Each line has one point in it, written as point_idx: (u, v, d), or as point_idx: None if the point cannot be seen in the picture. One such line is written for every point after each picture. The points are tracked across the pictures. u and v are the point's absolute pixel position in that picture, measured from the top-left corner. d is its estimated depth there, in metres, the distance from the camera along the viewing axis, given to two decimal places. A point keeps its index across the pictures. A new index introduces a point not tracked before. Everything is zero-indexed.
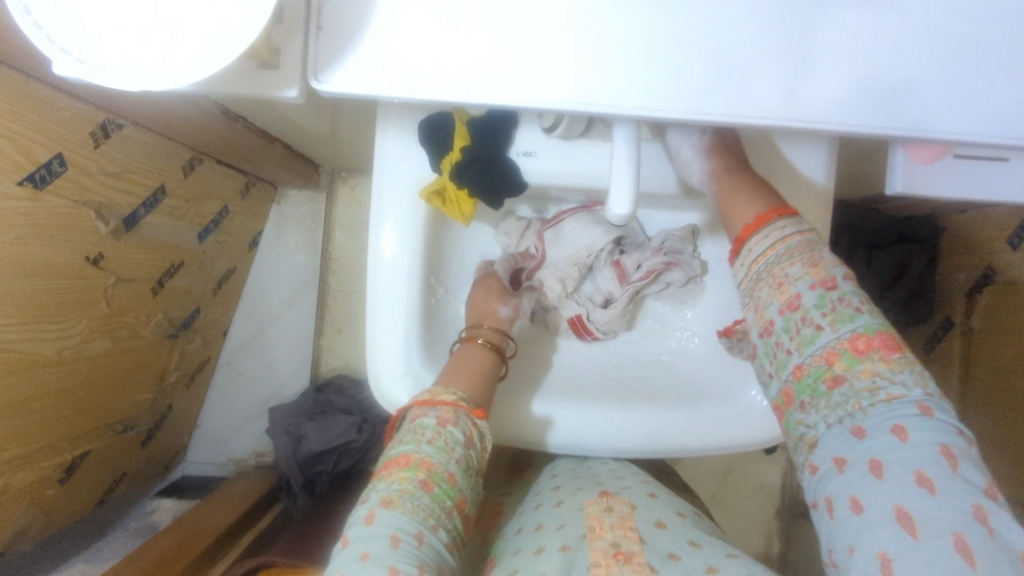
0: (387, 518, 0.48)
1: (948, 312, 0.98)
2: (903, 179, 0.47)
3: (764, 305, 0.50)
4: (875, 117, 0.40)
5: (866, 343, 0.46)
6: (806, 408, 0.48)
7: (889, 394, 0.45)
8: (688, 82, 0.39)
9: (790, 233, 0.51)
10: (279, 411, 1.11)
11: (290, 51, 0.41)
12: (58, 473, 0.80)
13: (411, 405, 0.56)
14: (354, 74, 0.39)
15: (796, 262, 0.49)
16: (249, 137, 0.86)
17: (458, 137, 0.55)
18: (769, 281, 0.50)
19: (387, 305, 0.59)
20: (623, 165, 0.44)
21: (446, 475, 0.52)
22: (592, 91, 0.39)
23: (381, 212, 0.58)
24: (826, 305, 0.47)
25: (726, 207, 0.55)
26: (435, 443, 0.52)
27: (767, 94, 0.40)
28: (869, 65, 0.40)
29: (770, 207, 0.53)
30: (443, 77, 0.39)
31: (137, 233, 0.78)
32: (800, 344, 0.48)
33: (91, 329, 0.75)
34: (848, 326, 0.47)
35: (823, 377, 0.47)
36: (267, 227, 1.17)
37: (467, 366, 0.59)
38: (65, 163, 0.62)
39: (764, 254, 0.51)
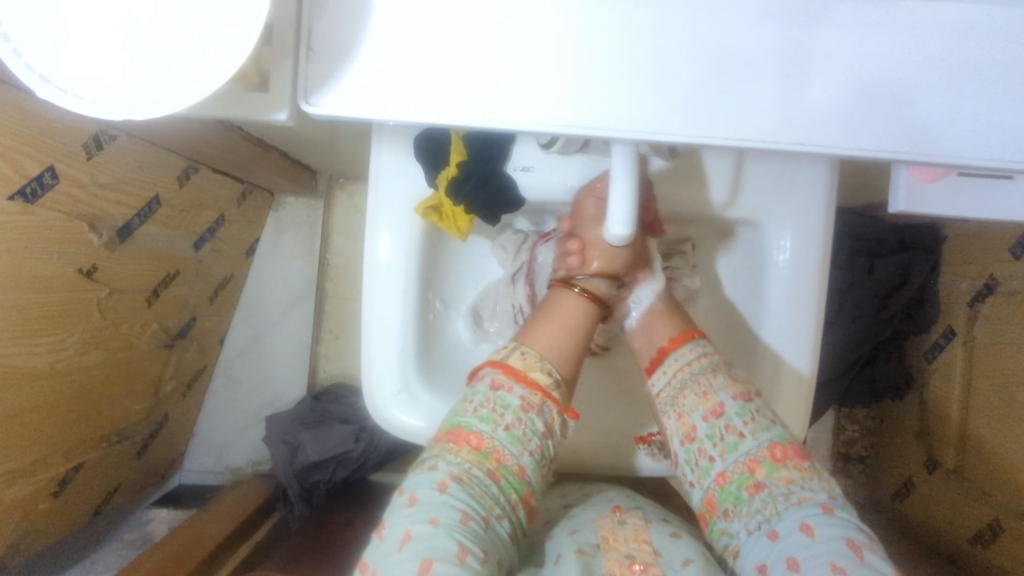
0: (457, 493, 0.49)
1: (950, 321, 0.97)
2: (906, 198, 0.47)
3: (688, 412, 0.55)
4: (879, 139, 0.39)
5: (781, 453, 0.52)
6: (729, 515, 0.52)
7: (800, 497, 0.49)
8: (684, 101, 0.38)
9: (707, 352, 0.57)
10: (275, 421, 1.10)
11: (279, 74, 0.40)
12: (53, 485, 0.79)
13: (498, 368, 0.55)
14: (346, 94, 0.38)
15: (718, 374, 0.56)
16: (243, 144, 0.85)
17: (454, 151, 0.54)
18: (695, 389, 0.56)
19: (382, 322, 0.58)
20: (622, 184, 0.43)
21: (515, 468, 0.52)
22: (586, 113, 0.38)
23: (377, 226, 0.58)
24: (747, 414, 0.53)
25: (646, 328, 0.61)
26: (512, 431, 0.52)
27: (766, 113, 0.39)
28: (869, 84, 0.39)
29: (682, 329, 0.59)
30: (440, 97, 0.38)
31: (132, 243, 0.78)
32: (724, 450, 0.53)
33: (85, 341, 0.75)
34: (766, 435, 0.53)
35: (745, 484, 0.52)
36: (265, 234, 1.16)
37: (560, 328, 0.57)
38: (57, 176, 0.61)
39: (688, 365, 0.56)
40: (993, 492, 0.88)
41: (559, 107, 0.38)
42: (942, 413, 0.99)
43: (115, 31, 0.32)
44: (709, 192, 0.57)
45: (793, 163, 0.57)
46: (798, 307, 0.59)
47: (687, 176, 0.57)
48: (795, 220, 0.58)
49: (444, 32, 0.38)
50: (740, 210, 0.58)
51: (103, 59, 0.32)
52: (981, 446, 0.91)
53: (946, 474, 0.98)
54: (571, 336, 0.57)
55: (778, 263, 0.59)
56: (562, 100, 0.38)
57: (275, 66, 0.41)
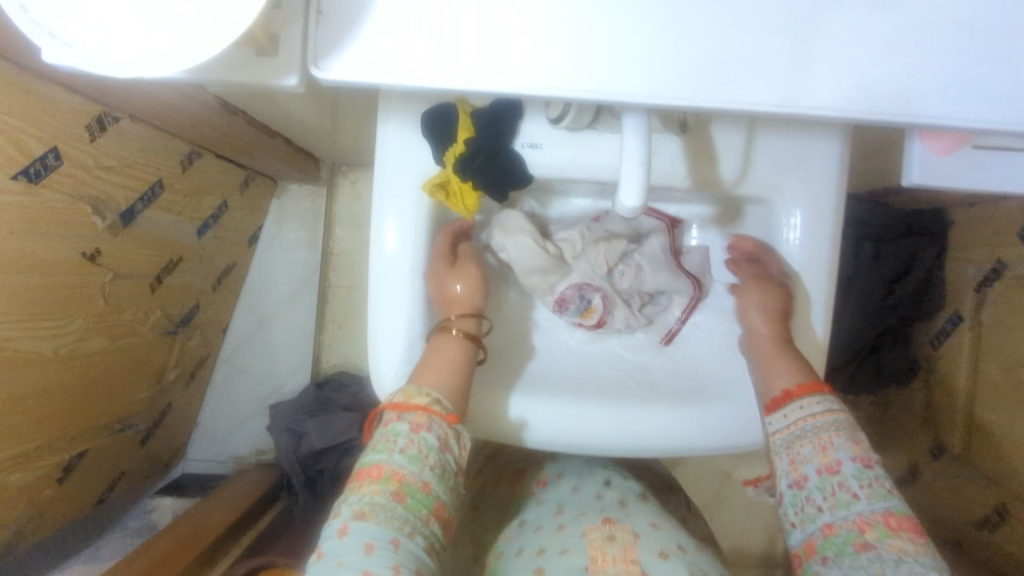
0: (360, 527, 0.49)
1: (958, 307, 0.97)
2: (921, 170, 0.46)
3: (803, 461, 0.56)
4: (893, 101, 0.39)
5: (896, 521, 0.51)
6: (829, 563, 0.52)
7: (911, 568, 0.49)
8: (690, 68, 0.38)
9: (834, 408, 0.57)
10: (278, 410, 1.10)
11: (290, 37, 0.40)
12: (57, 472, 0.79)
13: (385, 409, 0.56)
14: (360, 57, 0.38)
15: (841, 433, 0.55)
16: (248, 129, 0.85)
17: (461, 128, 0.53)
18: (814, 441, 0.56)
19: (388, 302, 0.58)
20: (634, 155, 0.43)
21: (419, 484, 0.53)
22: (594, 78, 0.38)
23: (384, 201, 0.57)
24: (864, 478, 0.53)
25: (763, 370, 0.59)
26: (407, 452, 0.53)
27: (777, 84, 0.38)
28: (878, 53, 0.39)
29: (807, 379, 0.58)
30: (454, 64, 0.38)
31: (135, 228, 0.77)
32: (833, 505, 0.54)
33: (88, 326, 0.74)
34: (882, 503, 0.52)
35: (852, 540, 0.52)
36: (268, 222, 1.16)
37: (435, 355, 0.57)
38: (60, 157, 0.61)
39: (812, 417, 0.56)
40: (1000, 478, 0.88)
41: (565, 69, 0.37)
42: (948, 399, 0.98)
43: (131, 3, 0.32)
44: (720, 170, 0.57)
45: (804, 139, 0.57)
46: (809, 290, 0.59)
47: (698, 155, 0.56)
48: (808, 197, 0.58)
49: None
50: (750, 188, 0.58)
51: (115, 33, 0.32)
52: (986, 431, 0.91)
53: (951, 460, 0.98)
54: (456, 361, 0.58)
55: (789, 241, 0.59)
56: (570, 63, 0.37)
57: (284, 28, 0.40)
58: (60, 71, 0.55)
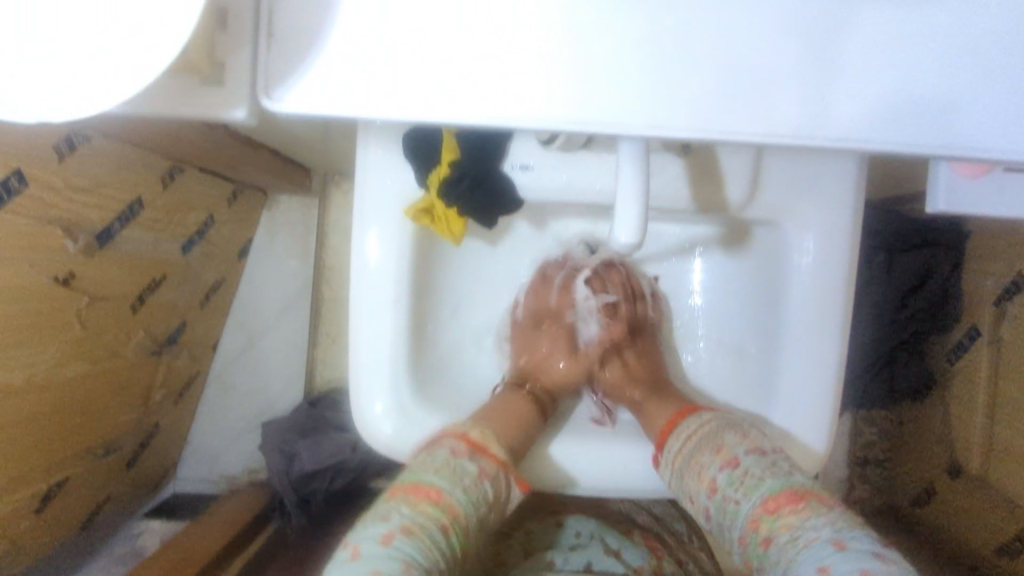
0: (402, 545, 0.47)
1: (975, 319, 0.92)
2: (946, 196, 0.43)
3: (695, 495, 0.56)
4: (912, 128, 0.39)
5: (774, 504, 0.51)
6: (762, 571, 0.51)
7: (806, 540, 0.48)
8: (700, 98, 0.39)
9: (700, 428, 0.57)
10: (270, 427, 1.07)
11: (238, 63, 0.40)
12: (34, 502, 0.76)
13: (455, 437, 0.55)
14: (315, 82, 0.38)
15: (705, 450, 0.56)
16: (232, 143, 0.81)
17: (445, 148, 0.50)
18: (692, 473, 0.56)
19: (370, 333, 0.55)
20: (630, 186, 0.40)
21: (466, 527, 0.51)
22: (568, 108, 0.38)
23: (364, 227, 0.53)
24: (735, 482, 0.53)
25: (645, 418, 0.62)
26: (470, 493, 0.52)
27: (789, 111, 0.39)
28: (898, 77, 0.39)
29: (675, 413, 0.59)
30: (439, 88, 0.38)
31: (113, 249, 0.74)
32: (729, 520, 0.54)
33: (63, 353, 0.71)
34: (758, 493, 0.52)
35: (757, 540, 0.51)
36: (258, 235, 1.12)
37: (509, 413, 0.59)
38: (25, 179, 0.58)
39: (682, 451, 0.56)
40: None
41: (570, 101, 0.38)
42: (966, 419, 0.93)
43: (83, 39, 0.33)
44: (726, 192, 0.53)
45: (816, 161, 0.54)
46: (819, 320, 0.55)
47: (701, 180, 0.53)
48: (818, 219, 0.54)
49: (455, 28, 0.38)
50: (758, 211, 0.54)
51: (80, 74, 0.33)
52: (1006, 453, 0.86)
53: (970, 483, 0.93)
54: (515, 415, 0.59)
55: (800, 266, 0.55)
56: (574, 93, 0.38)
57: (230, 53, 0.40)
58: None
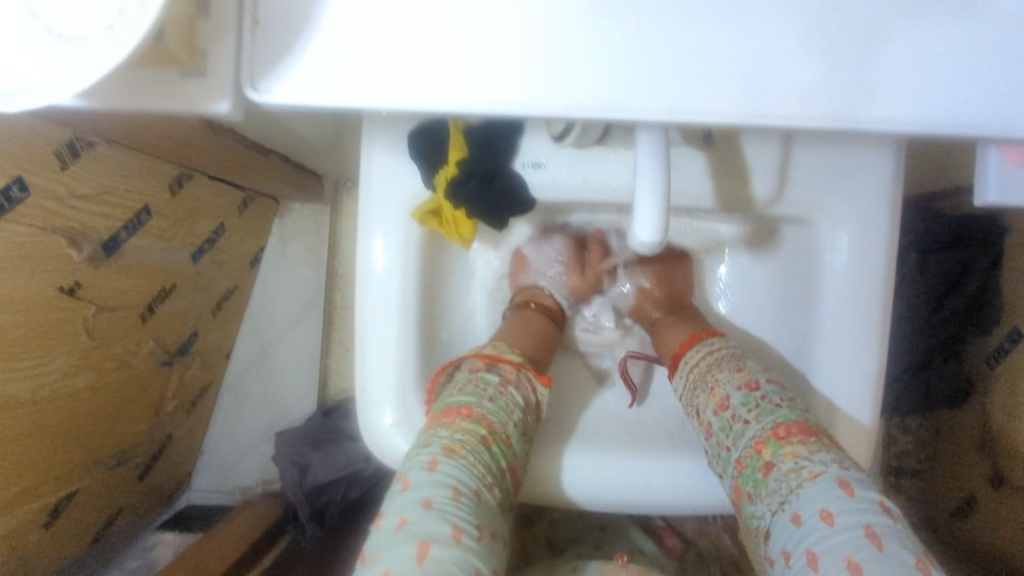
0: (449, 469, 0.45)
1: (1016, 322, 0.86)
2: (997, 187, 0.40)
3: (702, 410, 0.54)
4: (966, 106, 0.37)
5: (786, 431, 0.48)
6: (753, 499, 0.49)
7: (811, 472, 0.46)
8: (721, 84, 0.36)
9: (716, 347, 0.56)
10: (283, 437, 1.05)
11: (221, 54, 0.37)
12: (43, 515, 0.74)
13: (473, 356, 0.54)
14: (317, 63, 0.36)
15: (724, 367, 0.54)
16: (238, 149, 0.80)
17: (452, 146, 0.47)
18: (704, 386, 0.54)
19: (377, 338, 0.52)
20: (648, 180, 0.37)
21: (504, 437, 0.50)
22: (584, 93, 0.36)
23: (370, 236, 0.52)
24: (751, 403, 0.51)
25: (662, 339, 0.61)
26: (497, 401, 0.51)
27: (812, 91, 0.37)
28: (933, 57, 0.37)
29: (693, 331, 0.59)
30: (440, 82, 0.36)
31: (120, 258, 0.73)
32: (734, 439, 0.51)
33: (71, 363, 0.70)
34: (771, 418, 0.50)
35: (757, 465, 0.49)
36: (270, 243, 1.11)
37: (525, 330, 0.59)
38: (26, 187, 0.56)
39: (699, 364, 0.56)
40: None
41: (585, 91, 0.36)
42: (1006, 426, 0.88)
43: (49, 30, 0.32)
44: (751, 188, 0.50)
45: (849, 150, 0.50)
46: (855, 313, 0.51)
47: (725, 176, 0.50)
48: (852, 215, 0.51)
49: (461, 21, 0.36)
50: (786, 207, 0.51)
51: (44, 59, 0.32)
52: None
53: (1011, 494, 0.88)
54: (540, 334, 0.60)
55: (834, 266, 0.52)
56: (589, 81, 0.36)
57: (214, 46, 0.38)
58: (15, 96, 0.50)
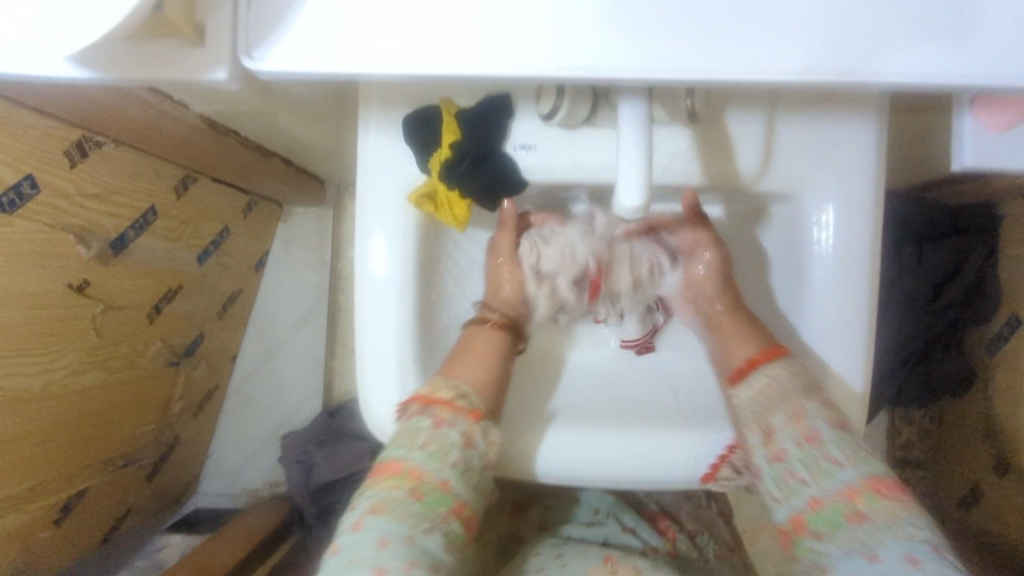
0: (374, 523, 0.49)
1: (1015, 308, 0.87)
2: (973, 151, 0.42)
3: (777, 434, 0.53)
4: (957, 64, 0.37)
5: (881, 484, 0.51)
6: (822, 538, 0.51)
7: (905, 528, 0.48)
8: (704, 51, 0.37)
9: (786, 374, 0.54)
10: (289, 439, 1.06)
11: (217, 26, 0.40)
12: (53, 513, 0.76)
13: (410, 400, 0.54)
14: (319, 22, 0.38)
15: (792, 404, 0.53)
16: (243, 151, 0.81)
17: (447, 130, 0.49)
18: (786, 409, 0.53)
19: (377, 321, 0.54)
20: (631, 151, 0.39)
21: (438, 482, 0.52)
22: (570, 60, 0.37)
23: (368, 223, 0.53)
24: (846, 445, 0.52)
25: (721, 346, 0.59)
26: (427, 448, 0.53)
27: (791, 53, 0.37)
28: (936, 9, 0.37)
29: (770, 345, 0.56)
30: (426, 48, 0.37)
31: (127, 258, 0.74)
32: (819, 476, 0.52)
33: (81, 361, 0.72)
34: (867, 467, 0.51)
35: (844, 511, 0.50)
36: (274, 247, 1.13)
37: (475, 353, 0.58)
38: (37, 185, 0.58)
39: (768, 388, 0.54)
40: None
41: (567, 55, 0.37)
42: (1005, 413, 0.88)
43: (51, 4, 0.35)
44: (738, 164, 0.52)
45: (831, 128, 0.51)
46: (853, 294, 0.53)
47: (712, 154, 0.51)
48: (836, 194, 0.52)
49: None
50: (772, 183, 0.52)
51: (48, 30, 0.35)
52: None
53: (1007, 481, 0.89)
54: (485, 352, 0.59)
55: (820, 242, 0.53)
56: (579, 49, 0.37)
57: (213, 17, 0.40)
58: (27, 94, 0.52)
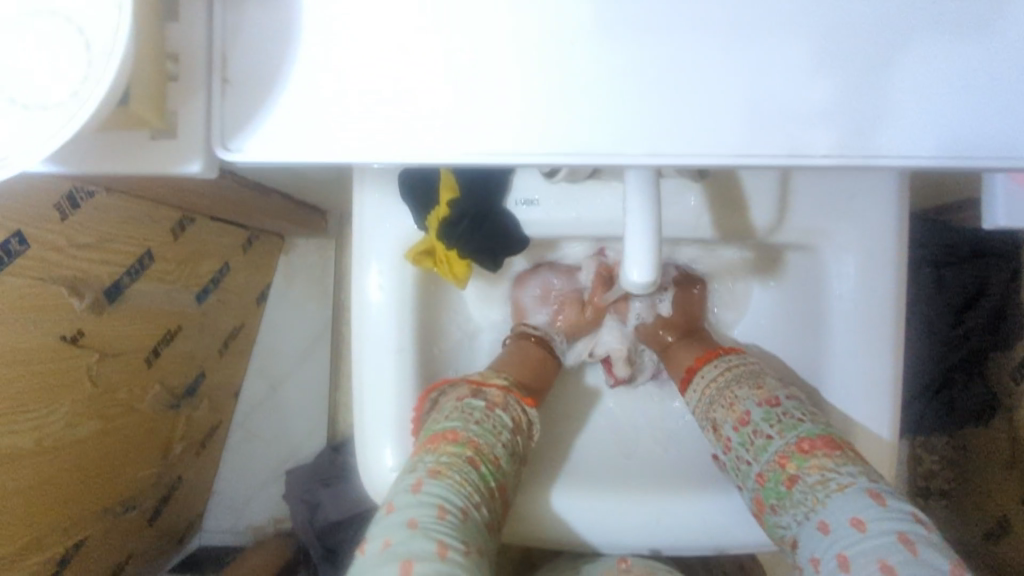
0: (434, 488, 0.44)
1: None
2: (1005, 208, 0.40)
3: (721, 425, 0.54)
4: (977, 137, 0.36)
5: (810, 445, 0.49)
6: (778, 510, 0.49)
7: (839, 484, 0.47)
8: (711, 121, 0.36)
9: (733, 363, 0.56)
10: (293, 475, 1.04)
11: (189, 116, 0.37)
12: (49, 566, 0.74)
13: (460, 383, 0.53)
14: (310, 96, 0.36)
15: (743, 385, 0.54)
16: (240, 191, 0.80)
17: (444, 188, 0.48)
18: (722, 402, 0.55)
19: (375, 380, 0.52)
20: (637, 221, 0.37)
21: (492, 457, 0.49)
22: (571, 135, 0.36)
23: (363, 279, 0.52)
24: (772, 417, 0.51)
25: (671, 355, 0.62)
26: (483, 424, 0.50)
27: (810, 121, 0.36)
28: (956, 81, 0.36)
29: (707, 350, 0.59)
30: (417, 119, 0.36)
31: (123, 304, 0.73)
32: (755, 454, 0.51)
33: (75, 413, 0.70)
34: (794, 433, 0.50)
35: (781, 479, 0.49)
36: (276, 280, 1.11)
37: (517, 358, 0.59)
38: (25, 241, 0.56)
39: (716, 379, 0.56)
40: None
41: (569, 127, 0.36)
42: None
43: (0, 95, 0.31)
44: (751, 219, 0.51)
45: (845, 181, 0.51)
46: (870, 344, 0.52)
47: (720, 207, 0.50)
48: (849, 245, 0.51)
49: (461, 67, 0.36)
50: (789, 234, 0.52)
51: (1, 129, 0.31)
52: None
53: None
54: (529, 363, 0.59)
55: (839, 292, 0.52)
56: (581, 120, 0.36)
57: (183, 103, 0.37)
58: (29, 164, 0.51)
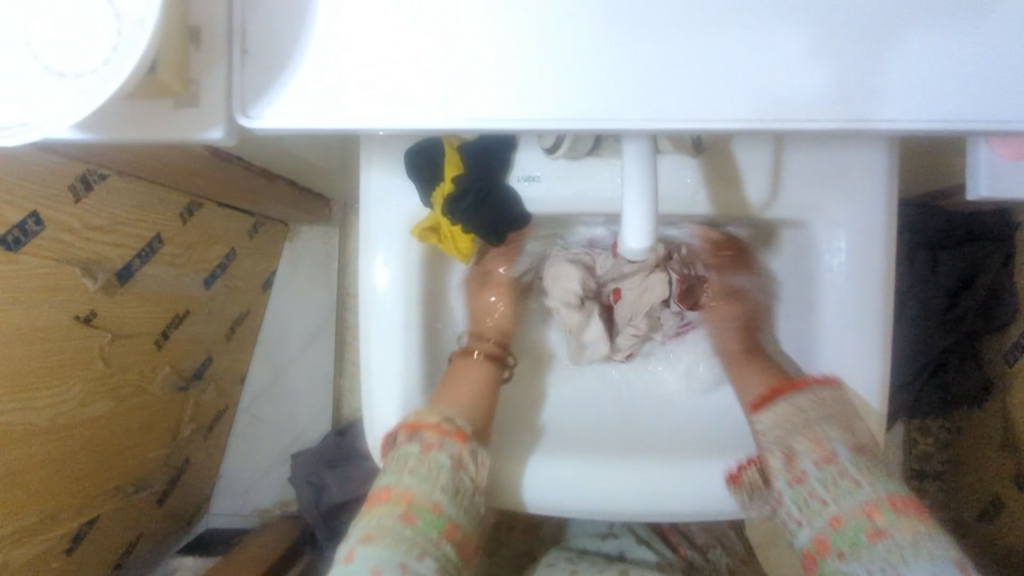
0: (365, 554, 0.49)
1: None
2: (988, 180, 0.41)
3: (799, 457, 0.53)
4: (961, 106, 0.38)
5: (898, 503, 0.51)
6: (845, 558, 0.51)
7: (929, 548, 0.49)
8: (705, 91, 0.37)
9: (813, 400, 0.54)
10: (299, 459, 1.06)
11: (211, 86, 0.39)
12: (65, 542, 0.76)
13: (399, 428, 0.54)
14: (319, 69, 0.38)
15: (830, 425, 0.53)
16: (246, 176, 0.81)
17: (449, 164, 0.50)
18: (808, 434, 0.53)
19: (382, 351, 0.54)
20: (634, 189, 0.39)
21: (430, 505, 0.52)
22: (570, 105, 0.37)
23: (370, 254, 0.54)
24: (862, 466, 0.52)
25: (737, 381, 0.61)
26: (417, 472, 0.53)
27: (798, 92, 0.37)
28: (939, 53, 0.37)
29: (779, 381, 0.58)
30: (424, 92, 0.38)
31: (134, 286, 0.74)
32: (835, 495, 0.52)
33: (89, 392, 0.71)
34: (885, 487, 0.52)
35: (864, 529, 0.51)
36: (281, 266, 1.13)
37: (465, 384, 0.59)
38: (42, 222, 0.58)
39: (803, 413, 0.54)
40: None
41: (569, 101, 0.37)
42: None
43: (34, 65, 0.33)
44: (745, 193, 0.52)
45: (836, 155, 0.52)
46: (860, 316, 0.53)
47: (715, 182, 0.52)
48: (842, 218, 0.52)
49: (465, 41, 0.37)
50: (782, 209, 0.53)
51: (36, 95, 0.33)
52: None
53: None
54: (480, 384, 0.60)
55: (831, 266, 0.53)
56: (579, 92, 0.37)
57: (205, 75, 0.39)
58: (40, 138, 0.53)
